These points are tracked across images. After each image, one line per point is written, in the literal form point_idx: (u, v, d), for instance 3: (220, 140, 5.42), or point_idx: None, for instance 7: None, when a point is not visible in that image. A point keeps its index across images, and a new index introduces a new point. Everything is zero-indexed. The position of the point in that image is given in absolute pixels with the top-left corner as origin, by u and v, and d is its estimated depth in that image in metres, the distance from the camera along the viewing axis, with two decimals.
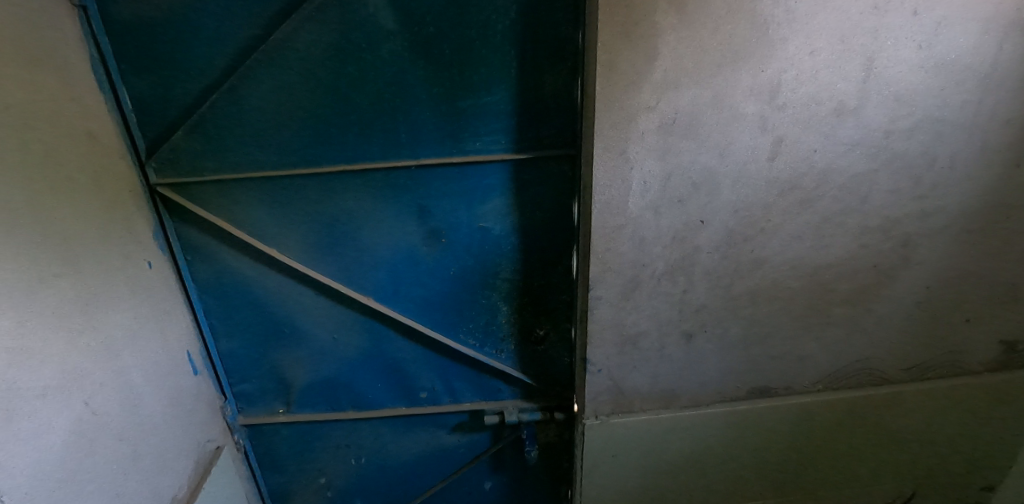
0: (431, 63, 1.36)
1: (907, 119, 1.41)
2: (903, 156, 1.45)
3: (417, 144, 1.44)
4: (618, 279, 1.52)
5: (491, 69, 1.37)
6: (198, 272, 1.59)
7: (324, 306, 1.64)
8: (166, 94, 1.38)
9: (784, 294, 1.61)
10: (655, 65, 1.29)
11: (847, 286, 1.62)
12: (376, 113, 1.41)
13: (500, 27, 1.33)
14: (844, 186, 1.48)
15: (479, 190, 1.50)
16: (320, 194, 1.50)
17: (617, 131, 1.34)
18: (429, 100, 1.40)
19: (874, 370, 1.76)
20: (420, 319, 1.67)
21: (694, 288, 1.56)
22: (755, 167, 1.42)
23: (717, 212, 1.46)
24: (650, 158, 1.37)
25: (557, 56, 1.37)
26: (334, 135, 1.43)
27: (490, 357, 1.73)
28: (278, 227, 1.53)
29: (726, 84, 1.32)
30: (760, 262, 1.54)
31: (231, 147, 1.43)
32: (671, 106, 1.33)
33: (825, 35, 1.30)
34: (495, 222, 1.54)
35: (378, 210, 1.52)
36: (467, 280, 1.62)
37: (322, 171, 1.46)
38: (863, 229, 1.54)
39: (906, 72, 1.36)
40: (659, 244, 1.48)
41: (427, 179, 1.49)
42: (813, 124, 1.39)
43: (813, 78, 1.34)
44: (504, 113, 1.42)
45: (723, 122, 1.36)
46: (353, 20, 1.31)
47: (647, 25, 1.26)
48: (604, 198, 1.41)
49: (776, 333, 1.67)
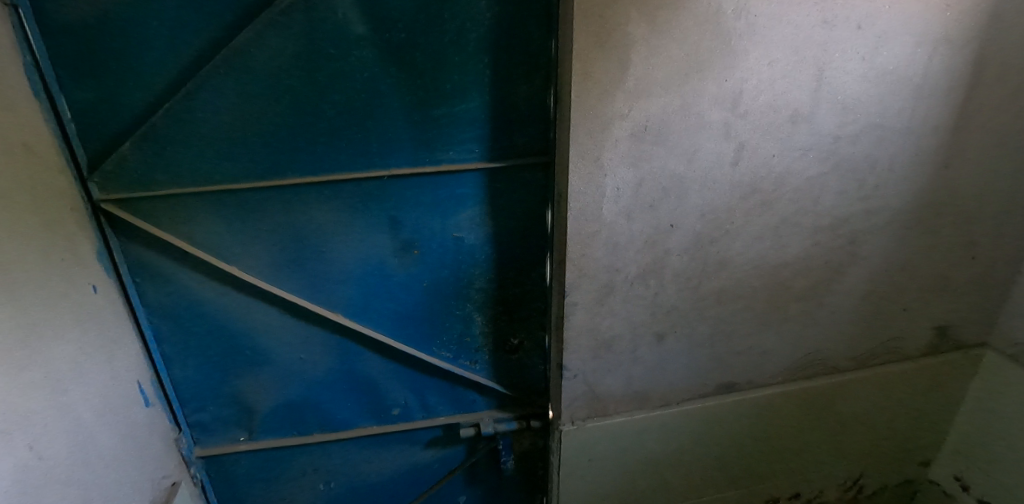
0: (403, 71, 1.32)
1: (853, 125, 1.52)
2: (849, 160, 1.56)
3: (388, 155, 1.41)
4: (594, 285, 1.54)
5: (465, 78, 1.35)
6: (148, 295, 1.47)
7: (289, 325, 1.56)
8: (112, 103, 1.28)
9: (747, 293, 1.68)
10: (627, 74, 1.31)
11: (802, 283, 1.72)
12: (346, 122, 1.36)
13: (474, 35, 1.31)
14: (799, 188, 1.56)
15: (452, 200, 1.48)
16: (285, 207, 1.43)
17: (592, 139, 1.36)
18: (401, 109, 1.36)
19: (827, 361, 1.87)
20: (391, 335, 1.62)
21: (665, 290, 1.60)
22: (720, 172, 1.48)
23: (686, 216, 1.51)
24: (623, 165, 1.40)
25: (531, 65, 1.36)
26: (300, 145, 1.37)
27: (465, 368, 1.70)
28: (238, 243, 1.45)
29: (693, 93, 1.37)
30: (726, 262, 1.61)
31: (187, 159, 1.34)
32: (643, 114, 1.36)
33: (782, 47, 1.38)
34: (469, 232, 1.52)
35: (346, 223, 1.47)
36: (441, 292, 1.58)
37: (288, 183, 1.39)
38: (816, 228, 1.64)
39: (852, 82, 1.46)
40: (632, 249, 1.51)
41: (398, 189, 1.45)
42: (771, 131, 1.46)
43: (771, 87, 1.41)
44: (477, 121, 1.40)
45: (691, 129, 1.41)
46: (321, 26, 1.26)
47: (620, 35, 1.27)
48: (579, 205, 1.42)
49: (740, 330, 1.74)
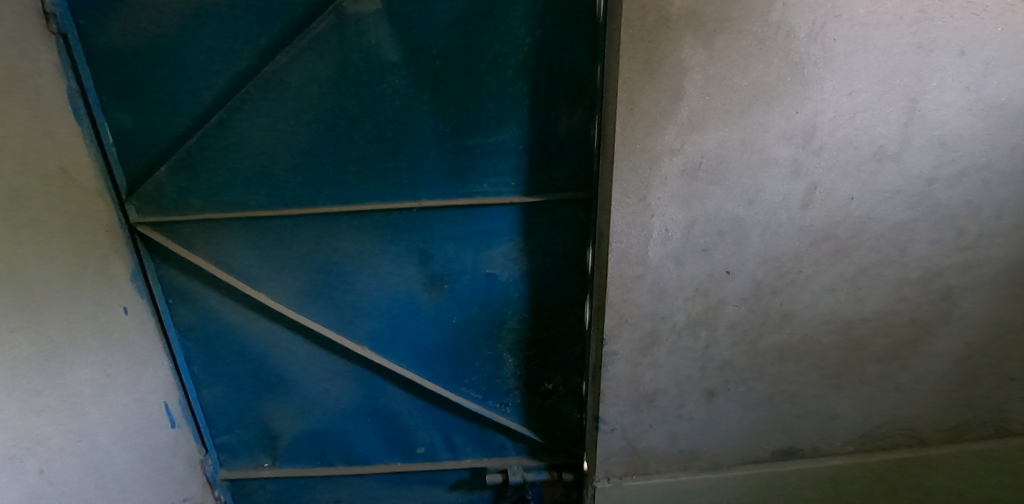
0: (437, 98, 1.25)
1: (952, 165, 1.30)
2: (946, 205, 1.34)
3: (420, 185, 1.33)
4: (636, 333, 1.39)
5: (501, 106, 1.26)
6: (180, 316, 1.47)
7: (315, 355, 1.52)
8: (151, 128, 1.28)
9: (815, 350, 1.48)
10: (680, 105, 1.18)
11: (882, 343, 1.49)
12: (377, 151, 1.30)
13: (513, 61, 1.22)
14: (882, 235, 1.36)
15: (485, 234, 1.39)
16: (314, 236, 1.39)
17: (637, 176, 1.23)
18: (434, 138, 1.29)
19: (911, 432, 1.62)
20: (418, 371, 1.54)
21: (718, 343, 1.43)
22: (787, 215, 1.30)
23: (745, 262, 1.34)
24: (673, 204, 1.26)
25: (574, 94, 1.26)
26: (330, 173, 1.32)
27: (494, 411, 1.60)
28: (267, 270, 1.42)
29: (757, 126, 1.21)
30: (790, 315, 1.42)
31: (219, 184, 1.33)
32: (697, 149, 1.22)
33: (865, 76, 1.20)
34: (502, 269, 1.42)
35: (375, 254, 1.41)
36: (471, 330, 1.49)
37: (318, 211, 1.35)
38: (901, 281, 1.42)
39: (952, 116, 1.26)
40: (681, 296, 1.36)
41: (429, 221, 1.37)
42: (849, 170, 1.28)
43: (851, 121, 1.23)
44: (514, 152, 1.30)
45: (753, 167, 1.25)
46: (354, 52, 1.21)
47: (673, 62, 1.14)
48: (621, 247, 1.29)
49: (805, 392, 1.53)
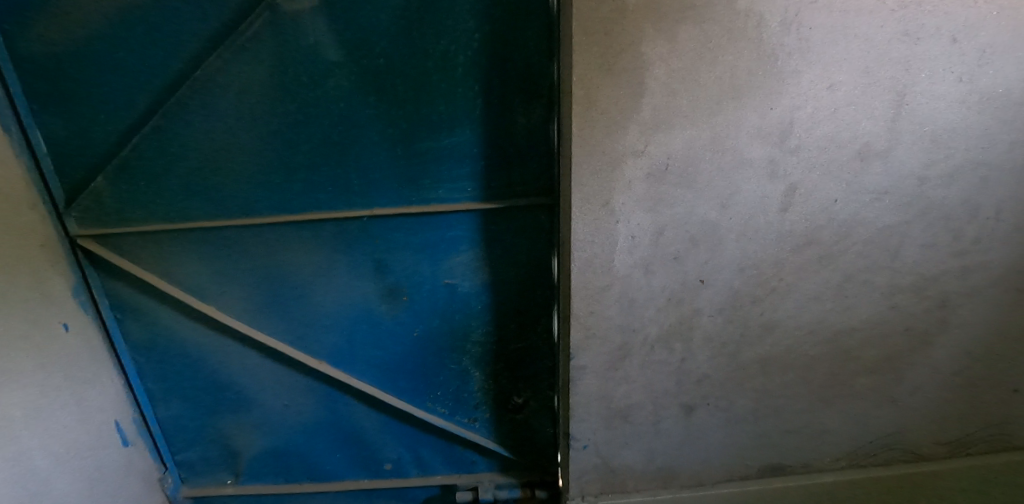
0: (383, 100, 1.17)
1: (946, 163, 1.20)
2: (939, 206, 1.24)
3: (371, 192, 1.26)
4: (605, 347, 1.30)
5: (453, 107, 1.18)
6: (130, 331, 1.41)
7: (272, 371, 1.45)
8: (86, 136, 1.22)
9: (801, 362, 1.38)
10: (642, 103, 1.09)
11: (873, 354, 1.40)
12: (323, 157, 1.23)
13: (461, 59, 1.15)
14: (870, 240, 1.26)
15: (443, 243, 1.30)
16: (263, 246, 1.31)
17: (598, 180, 1.14)
18: (382, 142, 1.21)
19: (909, 446, 1.52)
20: (380, 386, 1.46)
21: (695, 356, 1.34)
22: (764, 219, 1.21)
23: (720, 270, 1.25)
24: (638, 209, 1.17)
25: (529, 92, 1.18)
26: (275, 181, 1.25)
27: (462, 426, 1.52)
28: (217, 283, 1.35)
29: (727, 124, 1.11)
30: (772, 325, 1.33)
31: (161, 194, 1.26)
32: (663, 150, 1.12)
33: (847, 67, 1.10)
34: (462, 279, 1.34)
35: (327, 265, 1.33)
36: (433, 344, 1.42)
37: (265, 221, 1.28)
38: (892, 288, 1.32)
39: (943, 109, 1.16)
40: (652, 307, 1.27)
41: (383, 230, 1.29)
42: (832, 170, 1.18)
43: (832, 116, 1.13)
44: (469, 156, 1.23)
45: (725, 169, 1.15)
46: (291, 51, 1.14)
47: (632, 56, 1.05)
48: (584, 256, 1.20)
49: (791, 406, 1.44)
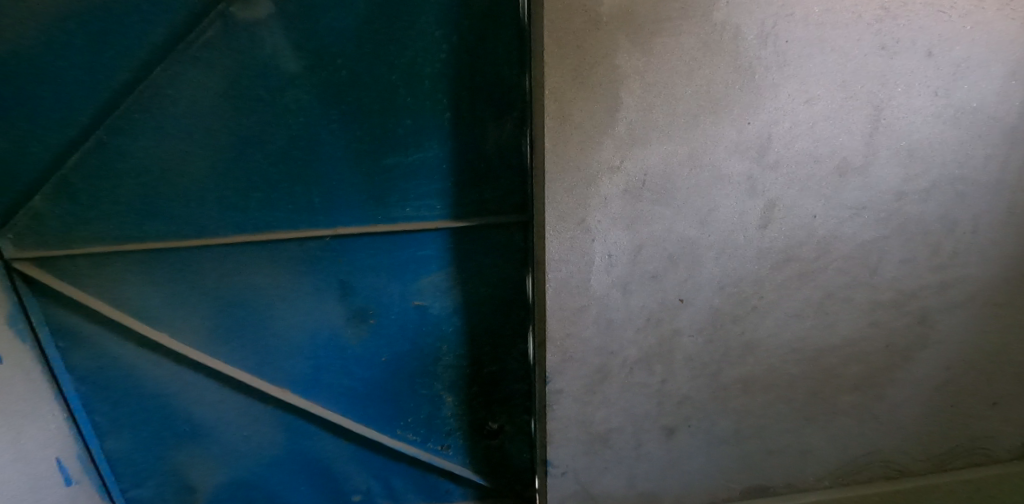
0: (346, 113, 1.12)
1: (923, 178, 1.19)
2: (917, 221, 1.22)
3: (335, 210, 1.19)
4: (583, 370, 1.25)
5: (421, 121, 1.13)
6: (74, 361, 1.30)
7: (231, 400, 1.36)
8: (18, 154, 1.11)
9: (783, 381, 1.35)
10: (617, 117, 1.04)
11: (854, 371, 1.37)
12: (284, 173, 1.16)
13: (428, 71, 1.10)
14: (850, 255, 1.23)
15: (412, 262, 1.24)
16: (219, 268, 1.23)
17: (573, 197, 1.09)
18: (346, 157, 1.15)
19: (891, 463, 1.49)
20: (347, 413, 1.38)
21: (675, 377, 1.30)
22: (744, 236, 1.17)
23: (700, 288, 1.21)
24: (615, 227, 1.12)
25: (501, 106, 1.14)
26: (231, 199, 1.17)
27: (435, 454, 1.44)
28: (169, 308, 1.26)
29: (705, 139, 1.08)
30: (753, 345, 1.29)
31: (107, 213, 1.17)
32: (640, 166, 1.08)
33: (824, 81, 1.07)
34: (433, 301, 1.28)
35: (289, 287, 1.25)
36: (403, 368, 1.34)
37: (222, 242, 1.20)
38: (873, 304, 1.30)
39: (920, 124, 1.14)
40: (630, 328, 1.22)
41: (348, 249, 1.22)
42: (811, 185, 1.15)
43: (811, 130, 1.10)
44: (438, 172, 1.17)
45: (703, 185, 1.11)
46: (246, 62, 1.07)
47: (606, 69, 1.01)
48: (560, 275, 1.15)
49: (774, 426, 1.40)
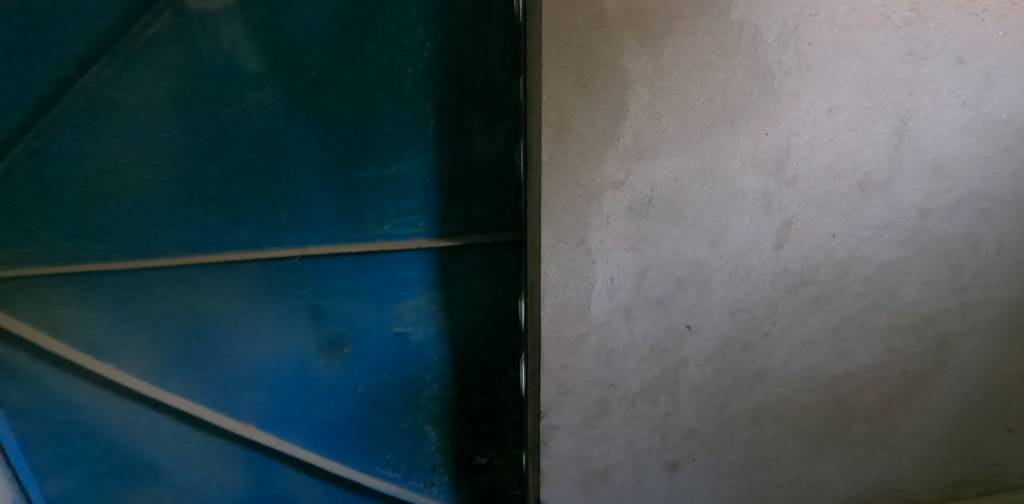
0: (316, 119, 0.99)
1: (947, 194, 1.10)
2: (939, 240, 1.13)
3: (305, 228, 1.06)
4: (580, 404, 1.14)
5: (401, 128, 1.01)
6: (5, 397, 1.15)
7: (188, 438, 1.22)
8: None
9: (794, 411, 1.25)
10: (623, 127, 0.93)
11: (869, 399, 1.28)
12: (246, 186, 1.03)
13: (410, 72, 0.98)
14: (869, 277, 1.14)
15: (391, 285, 1.12)
16: (173, 292, 1.09)
17: (573, 215, 0.97)
18: (317, 168, 1.02)
19: (903, 494, 1.40)
20: (319, 450, 1.25)
21: (680, 409, 1.19)
22: (758, 258, 1.07)
23: (709, 314, 1.10)
24: (618, 248, 1.01)
25: (491, 112, 1.02)
26: (185, 215, 1.04)
27: (417, 493, 1.31)
28: (115, 336, 1.12)
29: (718, 152, 0.97)
30: (764, 374, 1.19)
31: (38, 231, 1.02)
32: (647, 181, 0.97)
33: (848, 89, 0.98)
34: (415, 327, 1.16)
35: (253, 313, 1.12)
36: (382, 401, 1.21)
37: (176, 263, 1.06)
38: (890, 329, 1.21)
39: (946, 136, 1.05)
40: (633, 358, 1.11)
41: (320, 271, 1.09)
42: (830, 202, 1.05)
43: (832, 143, 1.01)
44: (421, 186, 1.05)
45: (715, 202, 1.01)
46: (200, 59, 0.94)
47: (611, 72, 0.90)
48: (557, 302, 1.03)
49: (784, 458, 1.30)
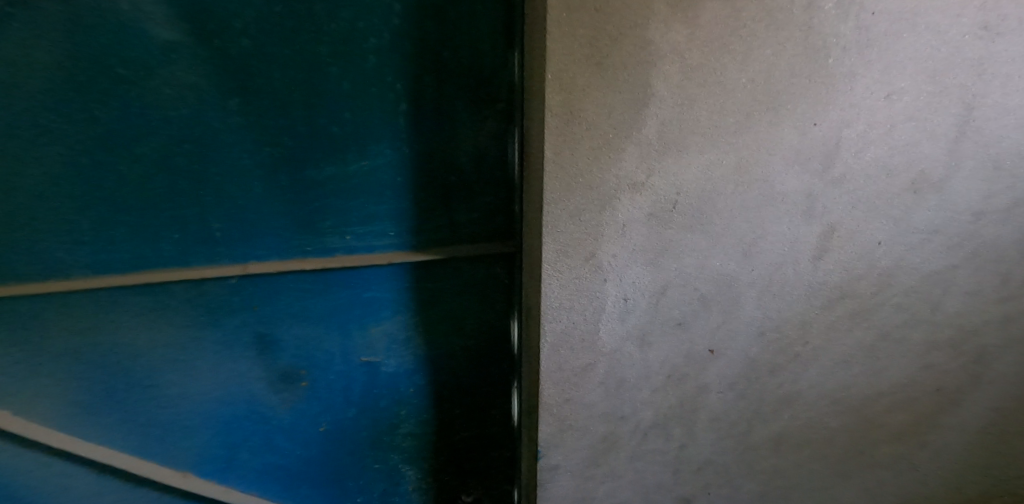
0: (257, 103, 0.81)
1: (1007, 194, 0.94)
2: (993, 246, 0.98)
3: (250, 237, 0.89)
4: (584, 441, 0.97)
5: (364, 116, 0.84)
6: None
7: (113, 491, 1.01)
8: None
9: (818, 436, 1.11)
10: (646, 114, 0.75)
11: (899, 420, 1.13)
12: (171, 189, 0.84)
13: (373, 42, 0.80)
14: (912, 289, 0.99)
15: (355, 307, 0.96)
16: (86, 322, 0.89)
17: (581, 224, 0.79)
18: (262, 165, 0.85)
19: None
20: (275, 498, 1.07)
21: (696, 440, 1.03)
22: (794, 270, 0.91)
23: (735, 336, 0.94)
24: (634, 263, 0.83)
25: (479, 98, 0.87)
26: (94, 222, 0.84)
27: None
28: (10, 377, 0.90)
29: (757, 146, 0.80)
30: (791, 398, 1.04)
31: None
32: (671, 183, 0.79)
33: (910, 71, 0.81)
34: (388, 356, 1.00)
35: (188, 343, 0.93)
36: (348, 441, 1.05)
37: (87, 285, 0.86)
38: (929, 345, 1.06)
39: (1013, 127, 0.89)
40: (647, 388, 0.95)
41: (269, 292, 0.92)
42: (878, 205, 0.89)
43: (887, 135, 0.84)
44: (391, 187, 0.89)
45: (750, 206, 0.84)
46: (100, 29, 0.74)
47: (635, 45, 0.71)
48: (560, 327, 0.86)
49: (804, 486, 1.15)
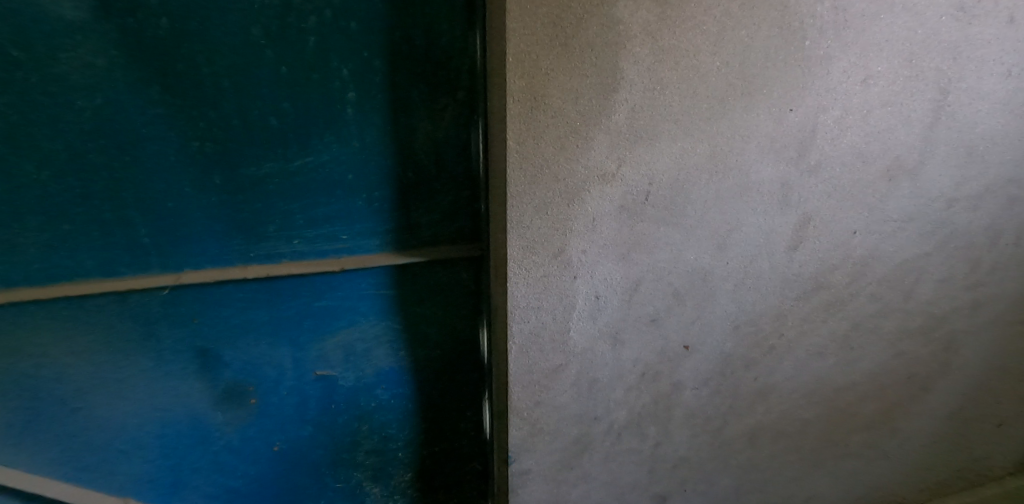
0: (183, 93, 0.77)
1: (979, 181, 0.92)
2: (964, 233, 0.97)
3: (189, 236, 0.85)
4: (556, 444, 0.93)
5: (303, 106, 0.80)
6: None
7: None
8: None
9: (792, 428, 1.09)
10: (615, 100, 0.70)
11: (871, 408, 1.12)
12: (96, 187, 0.80)
13: (313, 21, 0.75)
14: (885, 279, 0.97)
15: (306, 315, 0.93)
16: (28, 345, 0.87)
17: (548, 219, 0.74)
18: (193, 160, 0.81)
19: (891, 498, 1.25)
20: None
21: (672, 438, 1.00)
22: (769, 262, 0.88)
23: (709, 331, 0.91)
24: (605, 259, 0.79)
25: (438, 86, 0.83)
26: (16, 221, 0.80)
27: None
28: None
29: (733, 133, 0.76)
30: (766, 392, 1.02)
31: None
32: (643, 173, 0.75)
33: (887, 55, 0.78)
34: (345, 370, 0.98)
35: (133, 360, 0.91)
36: (305, 460, 1.03)
37: (23, 295, 0.83)
38: (901, 333, 1.05)
39: (987, 113, 0.87)
40: (620, 387, 0.91)
41: (213, 304, 0.90)
42: (854, 193, 0.86)
43: (862, 122, 0.81)
44: (341, 185, 0.85)
45: (725, 196, 0.80)
46: (11, 16, 0.69)
47: (602, 24, 0.66)
48: (529, 328, 0.81)
49: (778, 478, 1.14)
